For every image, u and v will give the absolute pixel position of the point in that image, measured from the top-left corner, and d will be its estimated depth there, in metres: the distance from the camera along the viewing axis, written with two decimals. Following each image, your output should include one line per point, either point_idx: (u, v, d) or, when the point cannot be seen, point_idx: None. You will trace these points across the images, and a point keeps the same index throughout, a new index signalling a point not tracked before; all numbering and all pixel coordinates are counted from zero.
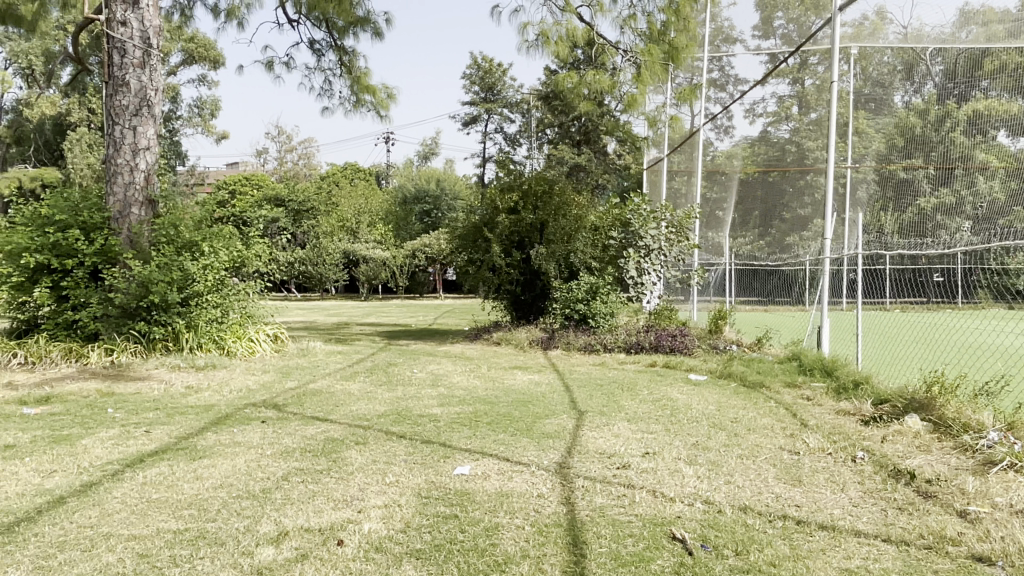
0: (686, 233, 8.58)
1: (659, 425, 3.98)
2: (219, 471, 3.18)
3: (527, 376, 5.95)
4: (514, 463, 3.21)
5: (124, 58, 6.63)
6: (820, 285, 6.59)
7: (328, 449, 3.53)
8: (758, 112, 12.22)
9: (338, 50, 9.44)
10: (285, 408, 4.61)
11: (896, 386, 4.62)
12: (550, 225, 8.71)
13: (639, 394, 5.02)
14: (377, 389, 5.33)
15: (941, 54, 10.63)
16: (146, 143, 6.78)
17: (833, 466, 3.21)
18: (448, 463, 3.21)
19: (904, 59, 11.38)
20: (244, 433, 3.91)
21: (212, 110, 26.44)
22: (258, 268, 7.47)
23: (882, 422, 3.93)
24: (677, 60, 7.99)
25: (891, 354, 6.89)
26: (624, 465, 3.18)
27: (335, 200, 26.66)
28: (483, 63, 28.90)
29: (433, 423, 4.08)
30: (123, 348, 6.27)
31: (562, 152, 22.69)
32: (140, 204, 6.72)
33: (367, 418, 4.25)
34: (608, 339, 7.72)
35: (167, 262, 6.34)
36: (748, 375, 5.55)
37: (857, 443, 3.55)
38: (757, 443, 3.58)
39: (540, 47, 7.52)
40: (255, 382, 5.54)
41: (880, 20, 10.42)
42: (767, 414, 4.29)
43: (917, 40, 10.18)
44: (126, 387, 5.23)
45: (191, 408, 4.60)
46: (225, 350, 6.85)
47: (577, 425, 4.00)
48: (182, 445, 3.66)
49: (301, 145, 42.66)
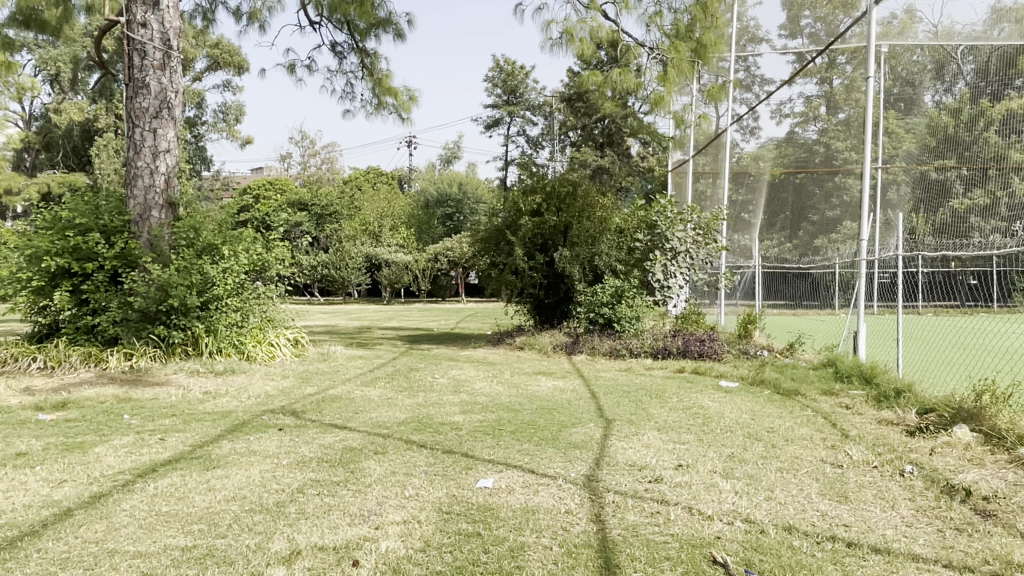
0: (713, 235, 8.49)
1: (690, 435, 3.80)
2: (233, 482, 3.05)
3: (551, 382, 5.78)
4: (540, 475, 3.05)
5: (144, 61, 6.58)
6: (858, 289, 6.33)
7: (346, 459, 3.39)
8: (786, 111, 11.99)
9: (360, 52, 9.35)
10: (304, 415, 4.48)
11: (940, 394, 4.39)
12: (573, 228, 8.51)
13: (669, 402, 4.83)
14: (398, 395, 5.19)
15: (973, 52, 10.54)
16: (167, 145, 6.71)
17: (881, 481, 3.01)
18: (471, 475, 3.06)
19: (935, 57, 11.16)
20: (261, 442, 3.78)
21: (236, 115, 26.59)
22: (279, 272, 7.37)
23: (929, 433, 3.70)
24: (705, 58, 7.80)
25: (931, 361, 6.62)
26: (656, 479, 3.01)
27: (358, 204, 26.99)
28: (506, 65, 28.79)
29: (455, 431, 3.93)
30: (142, 353, 6.20)
31: (585, 154, 22.49)
32: (160, 207, 6.65)
33: (387, 426, 4.11)
34: (635, 343, 7.55)
35: (187, 266, 6.27)
36: (782, 382, 5.34)
37: (905, 456, 3.35)
38: (796, 455, 3.39)
39: (563, 45, 7.37)
40: (274, 388, 5.42)
41: (909, 19, 10.05)
42: (804, 423, 4.08)
43: (949, 38, 10.14)
44: (144, 392, 5.14)
45: (208, 415, 4.49)
46: (244, 355, 6.73)
47: (605, 434, 3.83)
48: (197, 453, 3.55)
49: (325, 149, 42.89)
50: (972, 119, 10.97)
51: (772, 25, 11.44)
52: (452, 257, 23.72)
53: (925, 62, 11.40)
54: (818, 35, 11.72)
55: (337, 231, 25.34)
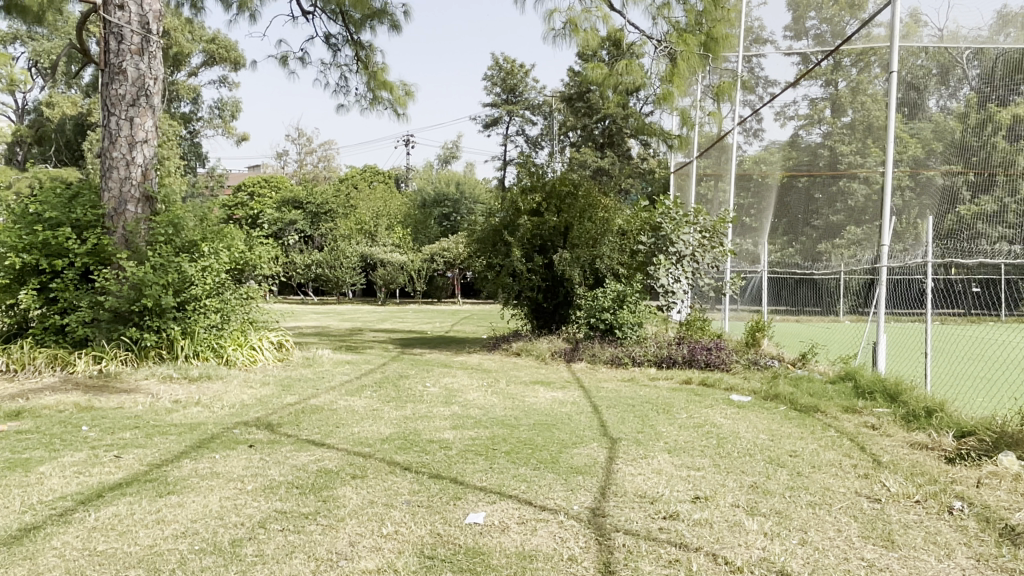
0: (720, 238, 7.95)
1: (705, 459, 3.42)
2: (186, 514, 2.65)
3: (550, 393, 5.39)
4: (539, 509, 2.67)
5: (121, 45, 6.19)
6: (878, 296, 5.97)
7: (319, 484, 3.00)
8: (790, 113, 11.16)
9: (354, 45, 8.96)
10: (279, 429, 4.09)
11: (975, 415, 4.02)
12: (574, 229, 8.16)
13: (677, 418, 4.45)
14: (385, 406, 4.80)
15: (978, 56, 10.05)
16: (144, 135, 6.33)
17: (928, 521, 2.62)
18: (459, 508, 2.68)
19: (939, 62, 10.23)
20: (225, 462, 3.38)
21: (232, 111, 26.17)
22: (262, 271, 6.95)
23: (972, 462, 3.33)
24: (715, 53, 7.37)
25: (954, 377, 6.25)
26: (672, 515, 2.63)
27: (354, 203, 26.61)
28: (505, 64, 28.44)
29: (444, 451, 3.54)
30: (112, 357, 5.81)
31: (584, 155, 22.18)
32: (136, 201, 6.27)
33: (369, 443, 3.73)
34: (638, 351, 7.15)
35: (163, 263, 5.89)
36: (799, 398, 4.95)
37: (948, 488, 2.97)
38: (827, 486, 3.01)
39: (568, 36, 6.98)
40: (251, 397, 5.03)
41: (915, 22, 9.22)
42: (829, 446, 3.70)
43: (955, 41, 9.60)
44: (108, 401, 4.75)
45: (174, 428, 4.08)
46: (223, 359, 6.30)
47: (610, 457, 3.45)
48: (153, 475, 3.15)
49: (322, 146, 42.49)
50: (980, 124, 10.53)
51: (776, 26, 11.27)
52: (448, 258, 23.22)
53: (929, 66, 10.33)
54: (824, 36, 10.89)
55: (332, 230, 25.01)
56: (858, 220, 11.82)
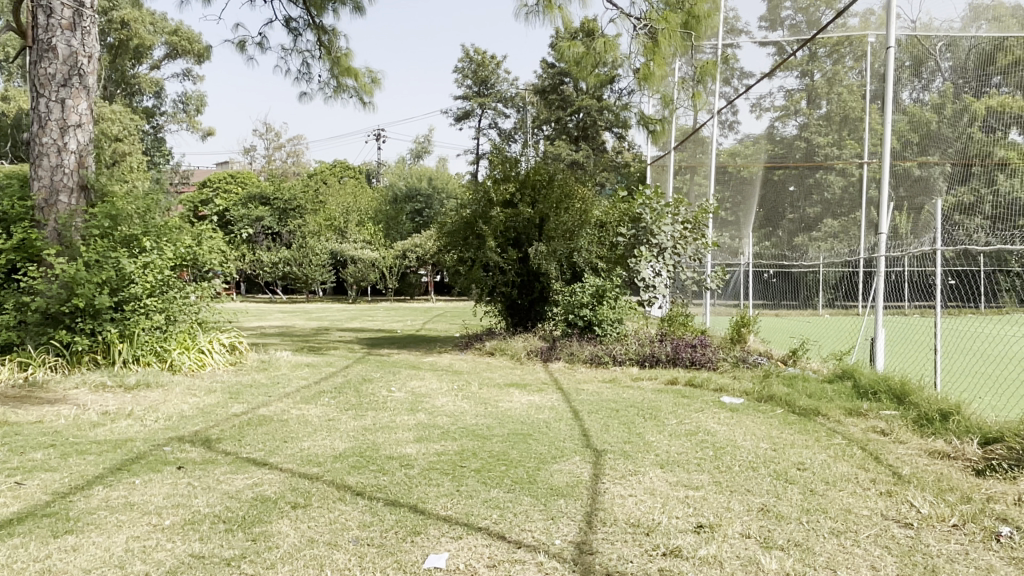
0: (702, 230, 7.69)
1: (703, 476, 2.99)
2: (79, 563, 2.15)
3: (526, 397, 4.93)
4: (514, 546, 2.22)
5: (51, 19, 5.59)
6: (875, 288, 5.55)
7: (251, 518, 2.51)
8: (766, 105, 10.64)
9: (316, 28, 8.41)
10: (217, 446, 3.58)
11: (995, 419, 3.65)
12: (550, 221, 7.67)
13: (667, 425, 4.01)
14: (342, 415, 4.31)
15: (950, 49, 10.24)
16: (78, 119, 5.76)
17: (974, 554, 2.20)
18: (415, 549, 2.21)
19: (912, 54, 10.53)
20: (146, 489, 2.88)
21: (197, 106, 25.41)
22: (212, 267, 6.38)
23: (1004, 473, 2.94)
24: (696, 31, 6.95)
25: (957, 377, 5.88)
26: (671, 550, 2.19)
27: (323, 198, 25.47)
28: (476, 56, 27.88)
29: (404, 471, 3.07)
30: (40, 363, 5.27)
31: (559, 148, 21.74)
32: (70, 191, 5.71)
33: (318, 462, 3.23)
34: (619, 350, 6.73)
35: (97, 258, 5.33)
36: (798, 400, 4.53)
37: (986, 508, 2.56)
38: (848, 508, 2.59)
39: (541, 12, 6.51)
40: (192, 407, 4.50)
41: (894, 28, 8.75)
42: (839, 457, 3.29)
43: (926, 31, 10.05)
44: (26, 414, 4.19)
45: (95, 447, 3.55)
46: (167, 363, 5.76)
47: (596, 475, 3.00)
48: (53, 509, 2.64)
49: (291, 142, 41.60)
50: (955, 115, 10.16)
51: (751, 16, 10.71)
52: (420, 255, 22.73)
53: (904, 58, 10.58)
54: (799, 26, 10.92)
55: (301, 227, 24.36)
56: (835, 212, 11.65)
